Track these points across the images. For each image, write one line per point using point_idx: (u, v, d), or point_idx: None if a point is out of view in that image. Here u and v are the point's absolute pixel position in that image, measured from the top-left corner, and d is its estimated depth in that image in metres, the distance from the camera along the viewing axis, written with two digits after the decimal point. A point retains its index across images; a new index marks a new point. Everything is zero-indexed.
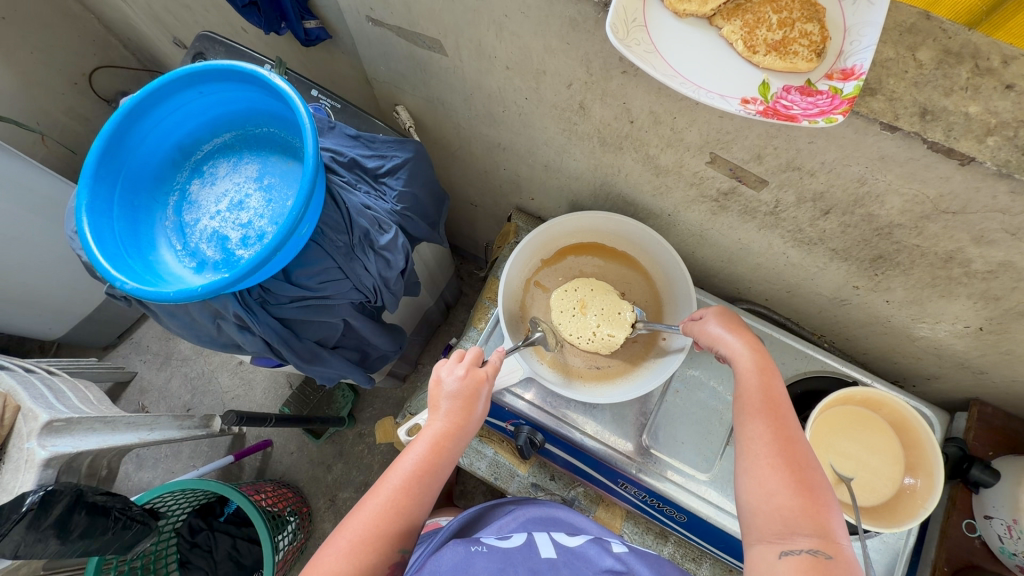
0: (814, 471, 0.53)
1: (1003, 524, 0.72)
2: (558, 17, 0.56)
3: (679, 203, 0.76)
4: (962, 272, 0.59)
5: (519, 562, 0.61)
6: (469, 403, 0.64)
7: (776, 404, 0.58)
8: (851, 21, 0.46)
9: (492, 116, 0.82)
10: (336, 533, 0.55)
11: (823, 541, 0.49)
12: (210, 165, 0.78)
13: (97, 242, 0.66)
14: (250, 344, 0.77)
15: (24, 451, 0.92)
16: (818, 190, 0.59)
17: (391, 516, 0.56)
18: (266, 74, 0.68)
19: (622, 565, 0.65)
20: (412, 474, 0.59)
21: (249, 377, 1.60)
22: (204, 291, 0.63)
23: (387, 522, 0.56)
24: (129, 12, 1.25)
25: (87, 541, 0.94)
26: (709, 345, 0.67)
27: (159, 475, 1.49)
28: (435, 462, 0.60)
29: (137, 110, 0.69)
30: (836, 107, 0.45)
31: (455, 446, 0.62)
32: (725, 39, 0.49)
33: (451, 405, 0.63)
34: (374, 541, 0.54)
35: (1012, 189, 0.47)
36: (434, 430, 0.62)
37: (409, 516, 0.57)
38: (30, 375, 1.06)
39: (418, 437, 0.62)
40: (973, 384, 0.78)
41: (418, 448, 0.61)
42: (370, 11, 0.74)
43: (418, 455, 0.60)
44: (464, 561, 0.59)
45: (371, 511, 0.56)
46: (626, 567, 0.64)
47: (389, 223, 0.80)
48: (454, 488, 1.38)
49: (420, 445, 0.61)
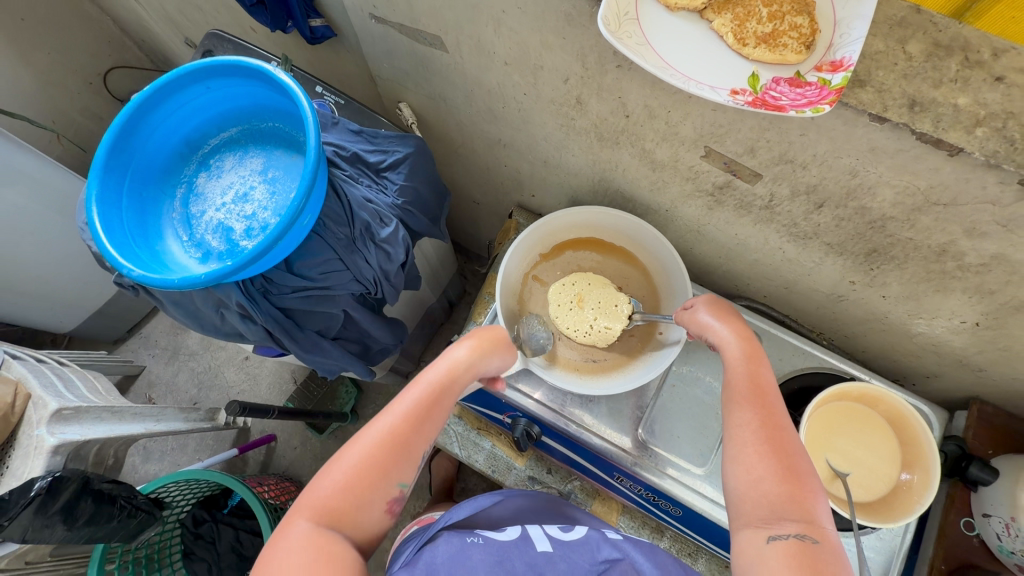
0: (800, 459, 0.54)
1: (1001, 522, 0.71)
2: (554, 12, 0.57)
3: (677, 197, 0.77)
4: (955, 266, 0.59)
5: (515, 557, 0.62)
6: (483, 352, 0.66)
7: (763, 392, 0.59)
8: (841, 14, 0.47)
9: (493, 112, 0.84)
10: (334, 463, 0.57)
11: (808, 526, 0.50)
12: (216, 159, 0.80)
13: (106, 232, 0.68)
14: (252, 334, 0.78)
15: (34, 438, 0.94)
16: (812, 183, 0.59)
17: (391, 446, 0.57)
18: (271, 69, 0.69)
19: (619, 552, 0.65)
20: (417, 408, 0.60)
21: (254, 371, 1.62)
22: (206, 279, 0.64)
23: (386, 452, 0.57)
24: (143, 13, 1.28)
25: (93, 528, 0.96)
26: (699, 333, 0.68)
27: (165, 467, 1.51)
28: (440, 399, 0.61)
29: (146, 104, 0.71)
30: (824, 97, 0.46)
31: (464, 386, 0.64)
32: (716, 31, 0.50)
33: (465, 350, 0.66)
34: (375, 468, 0.56)
35: (1001, 180, 0.47)
36: (444, 366, 0.63)
37: (409, 448, 0.58)
38: (40, 365, 1.09)
39: (428, 369, 0.63)
40: (973, 382, 0.77)
41: (425, 384, 0.61)
42: (372, 9, 0.76)
43: (423, 390, 0.61)
44: (459, 553, 0.60)
45: (371, 443, 0.57)
46: (621, 553, 0.65)
47: (389, 216, 0.81)
48: (456, 484, 1.40)
49: (426, 381, 0.61)
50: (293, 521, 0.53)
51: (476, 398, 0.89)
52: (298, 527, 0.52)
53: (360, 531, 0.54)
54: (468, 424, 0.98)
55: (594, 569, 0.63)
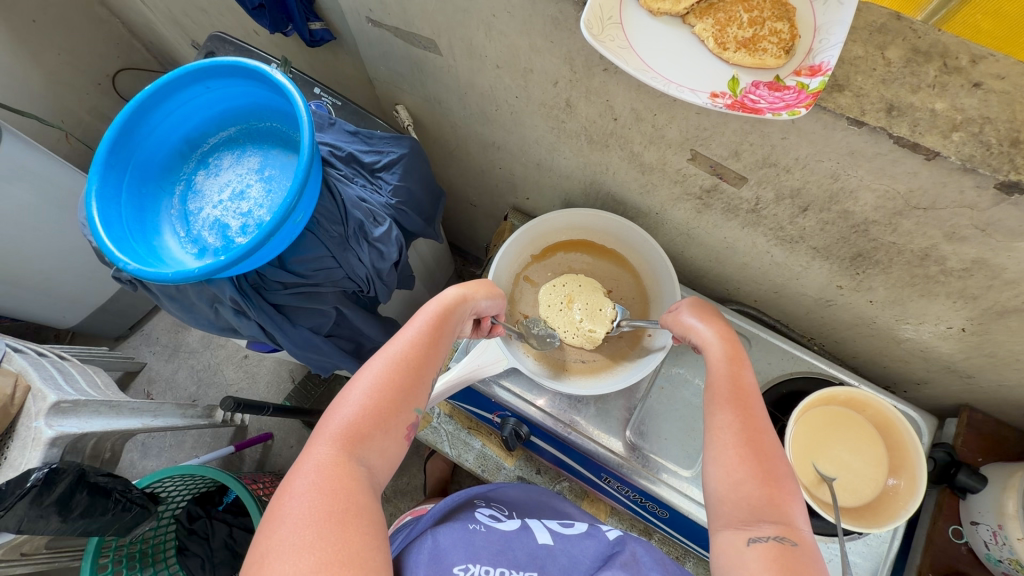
0: (780, 462, 0.54)
1: (989, 530, 0.71)
2: (541, 16, 0.58)
3: (665, 200, 0.78)
4: (938, 270, 0.60)
5: (517, 547, 0.63)
6: (473, 290, 0.69)
7: (744, 393, 0.59)
8: (821, 20, 0.48)
9: (486, 114, 0.85)
10: (344, 395, 0.56)
11: (786, 529, 0.49)
12: (214, 157, 0.82)
13: (104, 225, 0.69)
14: (245, 329, 0.80)
15: (32, 429, 0.95)
16: (795, 187, 0.60)
17: (403, 372, 0.57)
18: (267, 69, 0.71)
19: (618, 545, 0.65)
20: (421, 338, 0.60)
21: (253, 370, 1.64)
22: (200, 273, 0.66)
23: (399, 378, 0.57)
24: (150, 15, 1.30)
25: (88, 520, 0.97)
26: (683, 335, 0.68)
27: (163, 463, 1.52)
28: (444, 330, 0.62)
29: (147, 104, 0.73)
30: (801, 100, 0.47)
31: (460, 321, 0.66)
32: (698, 36, 0.51)
33: (456, 289, 0.68)
34: (389, 394, 0.56)
35: (977, 184, 0.47)
36: (440, 300, 0.64)
37: (419, 376, 0.59)
38: (41, 358, 1.10)
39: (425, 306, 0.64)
40: (961, 389, 0.77)
41: (425, 316, 0.62)
42: (369, 12, 0.78)
43: (426, 321, 0.62)
44: (464, 539, 0.61)
45: (383, 370, 0.57)
46: (621, 547, 0.64)
47: (383, 216, 0.83)
48: (450, 486, 1.40)
49: (426, 313, 0.62)
50: (309, 452, 0.50)
51: (465, 396, 0.90)
52: (317, 454, 0.50)
53: (379, 458, 0.53)
54: (458, 423, 0.99)
55: (594, 565, 0.62)
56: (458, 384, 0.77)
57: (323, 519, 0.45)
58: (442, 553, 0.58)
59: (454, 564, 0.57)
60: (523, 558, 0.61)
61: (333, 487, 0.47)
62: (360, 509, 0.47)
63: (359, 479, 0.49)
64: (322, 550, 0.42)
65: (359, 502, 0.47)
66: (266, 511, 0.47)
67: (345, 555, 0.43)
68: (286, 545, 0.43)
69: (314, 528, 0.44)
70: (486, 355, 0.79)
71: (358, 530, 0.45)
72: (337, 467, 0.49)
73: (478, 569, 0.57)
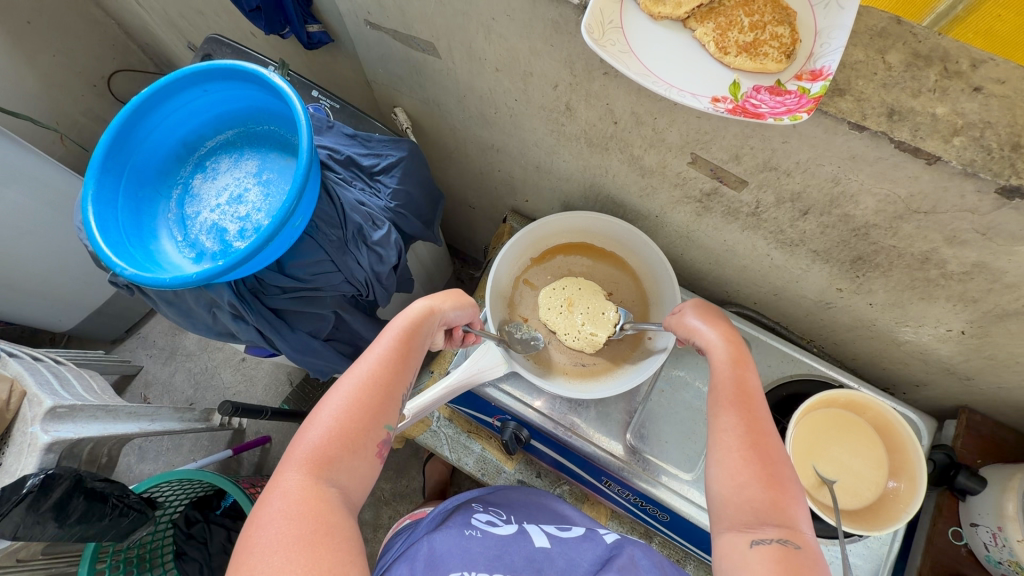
0: (784, 465, 0.54)
1: (989, 532, 0.71)
2: (541, 20, 0.58)
3: (665, 203, 0.77)
4: (939, 273, 0.60)
5: (514, 551, 0.63)
6: (440, 301, 0.68)
7: (749, 397, 0.59)
8: (822, 24, 0.48)
9: (484, 117, 0.85)
10: (313, 416, 0.55)
11: (790, 531, 0.49)
12: (212, 161, 0.82)
13: (101, 231, 0.69)
14: (244, 333, 0.79)
15: (28, 434, 0.94)
16: (796, 190, 0.60)
17: (370, 390, 0.57)
18: (265, 73, 0.70)
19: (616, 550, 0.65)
20: (389, 354, 0.60)
21: (251, 373, 1.63)
22: (198, 278, 0.65)
23: (367, 397, 0.56)
24: (146, 16, 1.29)
25: (85, 526, 0.94)
26: (687, 337, 0.69)
27: (160, 467, 1.51)
28: (412, 344, 0.62)
29: (143, 107, 0.72)
30: (803, 105, 0.47)
31: (430, 334, 0.65)
32: (699, 40, 0.51)
33: (425, 301, 0.67)
34: (358, 413, 0.55)
35: (978, 189, 0.47)
36: (408, 314, 0.64)
37: (389, 392, 0.58)
38: (36, 363, 1.09)
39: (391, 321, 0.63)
40: (961, 391, 0.78)
41: (393, 332, 0.61)
42: (367, 14, 0.77)
43: (394, 336, 0.61)
44: (460, 544, 0.61)
45: (351, 390, 0.56)
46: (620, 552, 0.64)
47: (382, 219, 0.82)
48: (449, 488, 1.40)
49: (394, 328, 0.62)
50: (279, 478, 0.50)
51: (465, 400, 0.89)
52: (287, 479, 0.50)
53: (350, 478, 0.53)
54: (458, 427, 0.99)
55: (592, 568, 0.62)
56: (457, 389, 0.78)
57: (291, 546, 0.45)
58: (438, 561, 0.58)
59: (451, 569, 0.57)
60: (519, 562, 0.61)
61: (301, 512, 0.47)
62: (331, 532, 0.46)
63: (330, 501, 0.49)
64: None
65: (330, 525, 0.47)
66: (242, 535, 0.47)
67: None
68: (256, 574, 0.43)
69: (284, 554, 0.44)
70: (485, 358, 0.78)
71: (327, 554, 0.45)
72: (307, 490, 0.49)
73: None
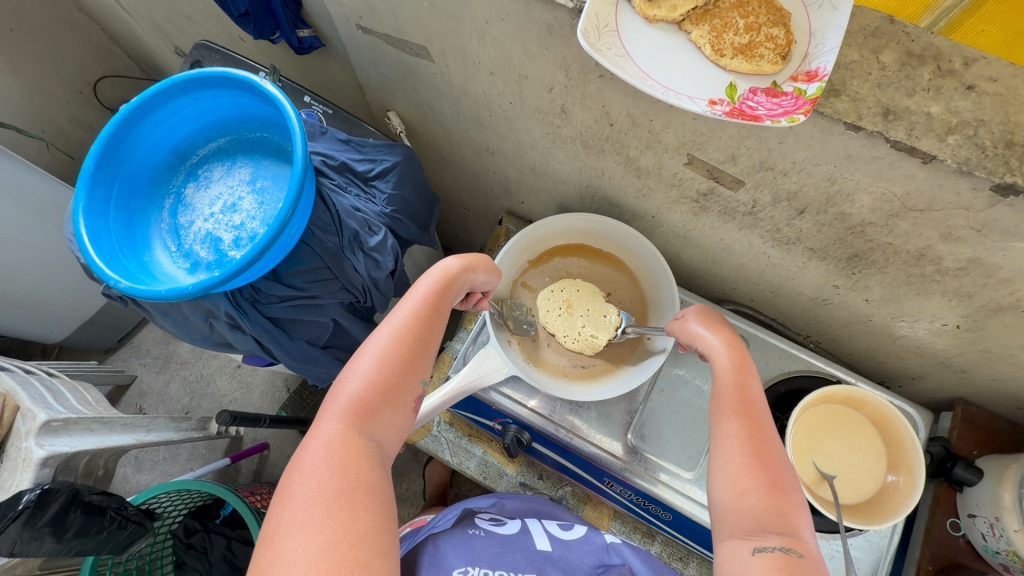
0: (786, 472, 0.54)
1: (986, 522, 0.72)
2: (536, 23, 0.58)
3: (662, 203, 0.77)
4: (934, 270, 0.61)
5: (516, 551, 0.63)
6: (474, 263, 0.67)
7: (751, 403, 0.59)
8: (816, 25, 0.48)
9: (479, 120, 0.84)
10: (351, 367, 0.55)
11: (792, 539, 0.50)
12: (204, 169, 0.81)
13: (93, 243, 0.68)
14: (241, 343, 0.79)
15: (22, 449, 0.93)
16: (792, 190, 0.60)
17: (407, 344, 0.56)
18: (257, 80, 0.69)
19: (616, 555, 0.65)
20: (425, 311, 0.59)
21: (247, 380, 1.62)
22: (193, 289, 0.65)
23: (403, 350, 0.56)
24: (132, 22, 1.28)
25: (82, 541, 0.93)
26: (690, 342, 0.69)
27: (157, 477, 1.50)
28: (445, 300, 0.61)
29: (133, 116, 0.71)
30: (800, 107, 0.47)
31: (460, 292, 0.65)
32: (694, 42, 0.51)
33: (458, 260, 0.66)
34: (396, 367, 0.55)
35: (973, 186, 0.48)
36: (441, 270, 0.63)
37: (423, 348, 0.58)
38: (29, 376, 1.07)
39: (423, 277, 0.63)
40: (956, 383, 0.78)
41: (426, 288, 0.61)
42: (359, 19, 0.77)
43: (428, 292, 0.60)
44: (465, 543, 0.62)
45: (387, 342, 0.56)
46: (620, 559, 0.64)
47: (378, 225, 0.82)
48: (449, 490, 1.40)
49: (428, 284, 0.61)
50: (318, 427, 0.50)
51: (466, 404, 0.89)
52: (327, 429, 0.49)
53: (387, 432, 0.53)
54: (459, 431, 0.99)
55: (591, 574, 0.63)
56: (458, 395, 0.77)
57: (334, 497, 0.44)
58: (442, 561, 0.59)
59: (454, 567, 0.58)
60: (521, 563, 0.61)
61: (343, 465, 0.47)
62: (370, 488, 0.46)
63: (369, 455, 0.49)
64: (331, 528, 0.42)
65: (369, 480, 0.47)
66: (278, 487, 0.47)
67: (353, 535, 0.43)
68: (297, 522, 0.43)
69: (324, 507, 0.44)
70: (486, 363, 0.78)
71: (366, 509, 0.45)
72: (347, 443, 0.49)
73: (478, 570, 0.58)
